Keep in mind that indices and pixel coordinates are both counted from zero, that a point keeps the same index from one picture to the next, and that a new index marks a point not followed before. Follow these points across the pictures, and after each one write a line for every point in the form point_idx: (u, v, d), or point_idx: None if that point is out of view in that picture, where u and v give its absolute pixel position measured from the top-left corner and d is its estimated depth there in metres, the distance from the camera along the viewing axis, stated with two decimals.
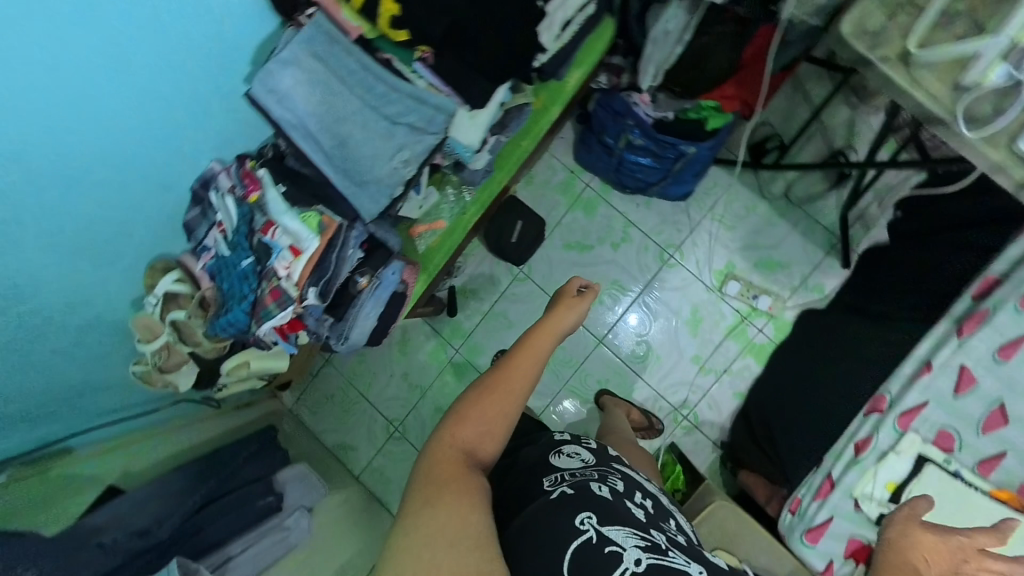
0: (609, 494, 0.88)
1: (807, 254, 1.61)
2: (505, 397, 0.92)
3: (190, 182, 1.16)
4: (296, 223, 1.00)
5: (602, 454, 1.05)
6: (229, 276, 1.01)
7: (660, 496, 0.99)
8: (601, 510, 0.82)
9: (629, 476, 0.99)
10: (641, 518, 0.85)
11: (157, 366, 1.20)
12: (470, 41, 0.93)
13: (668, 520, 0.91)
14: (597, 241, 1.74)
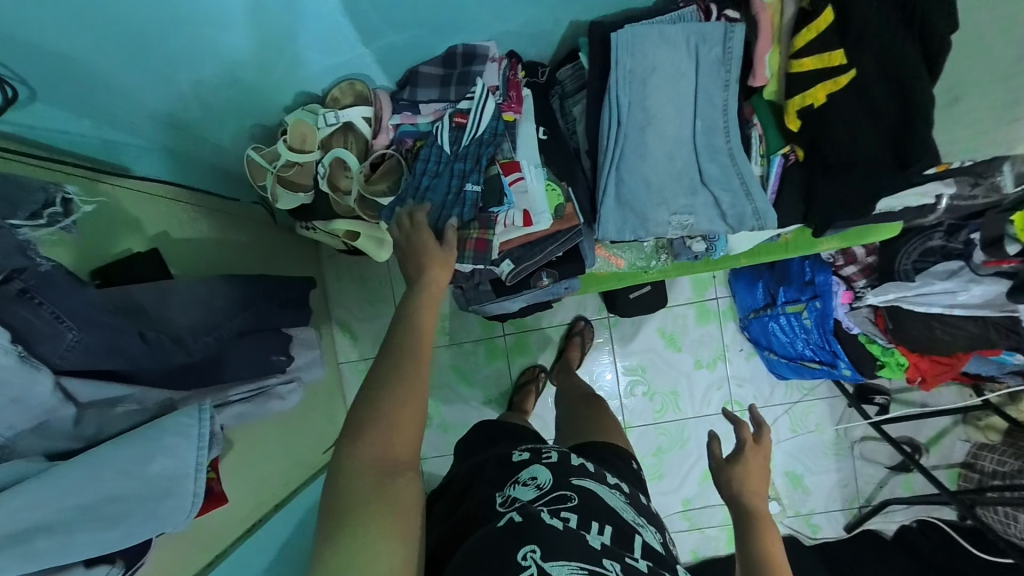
0: (557, 522, 0.68)
1: (829, 496, 1.71)
2: (411, 401, 0.64)
3: (454, 43, 0.95)
4: (539, 189, 0.88)
5: (563, 467, 0.83)
6: (438, 179, 0.88)
7: (623, 510, 0.78)
8: (550, 544, 0.63)
9: (587, 492, 0.77)
10: (592, 546, 0.66)
11: (277, 173, 1.08)
12: (843, 168, 0.76)
13: (629, 546, 0.70)
14: (689, 348, 1.76)
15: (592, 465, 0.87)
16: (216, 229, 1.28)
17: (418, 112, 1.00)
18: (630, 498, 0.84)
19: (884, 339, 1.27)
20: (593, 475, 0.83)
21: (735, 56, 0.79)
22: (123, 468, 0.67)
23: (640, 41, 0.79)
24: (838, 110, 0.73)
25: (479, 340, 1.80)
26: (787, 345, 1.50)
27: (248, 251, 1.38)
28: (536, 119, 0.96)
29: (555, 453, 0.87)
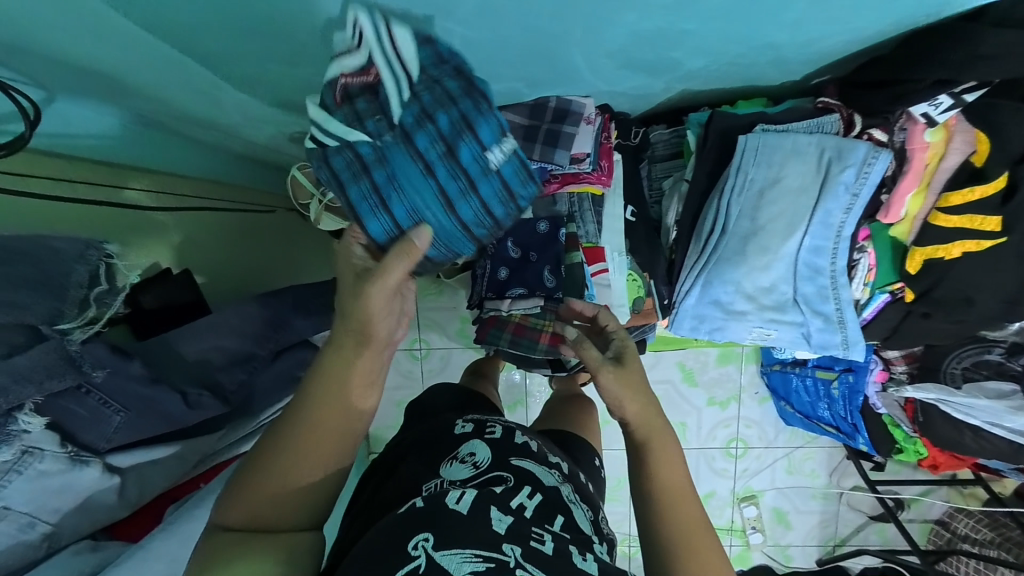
0: (465, 506, 0.55)
1: (808, 533, 1.77)
2: (303, 441, 0.52)
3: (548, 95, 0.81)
4: (622, 280, 0.85)
5: (503, 444, 0.69)
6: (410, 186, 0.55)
7: (559, 488, 0.64)
8: (446, 528, 0.52)
9: (526, 471, 0.64)
10: (494, 533, 0.53)
11: (322, 200, 0.94)
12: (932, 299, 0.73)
13: (548, 520, 0.57)
14: (705, 385, 1.69)
15: (537, 443, 0.73)
16: (237, 220, 1.12)
17: None
18: (569, 479, 0.70)
19: (909, 425, 1.29)
20: (535, 454, 0.69)
21: (871, 181, 0.70)
22: (175, 553, 0.65)
23: (771, 152, 0.73)
24: (963, 271, 0.68)
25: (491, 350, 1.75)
26: (809, 405, 1.47)
27: (276, 236, 1.25)
28: (625, 194, 0.88)
29: (499, 426, 0.74)
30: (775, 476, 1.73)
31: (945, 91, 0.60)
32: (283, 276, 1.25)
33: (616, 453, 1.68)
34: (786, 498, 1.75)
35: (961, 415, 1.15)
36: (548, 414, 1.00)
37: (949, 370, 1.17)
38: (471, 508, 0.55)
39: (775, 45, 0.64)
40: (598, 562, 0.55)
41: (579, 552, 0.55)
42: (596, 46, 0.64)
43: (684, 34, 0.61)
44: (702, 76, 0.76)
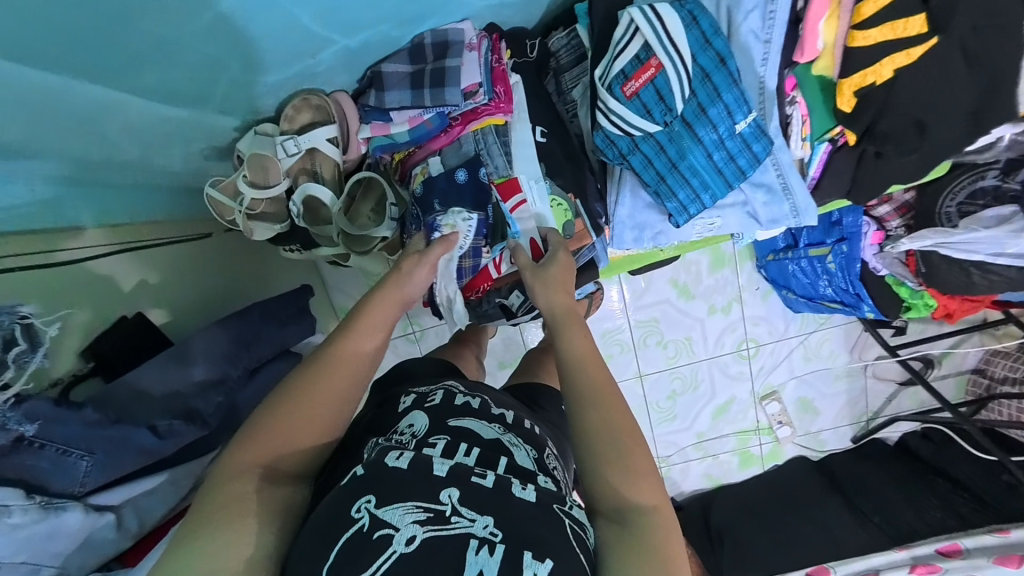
0: (405, 463, 0.53)
1: (839, 415, 1.72)
2: (322, 387, 0.59)
3: (421, 32, 0.78)
4: (543, 211, 0.79)
5: (444, 409, 0.65)
6: (699, 138, 0.66)
7: (500, 436, 0.62)
8: (388, 487, 0.51)
9: (464, 429, 0.61)
10: (433, 477, 0.52)
11: (247, 210, 0.91)
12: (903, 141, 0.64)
13: (492, 463, 0.56)
14: (703, 296, 1.63)
15: (479, 399, 0.69)
16: (188, 250, 1.09)
17: (391, 120, 0.83)
18: (514, 428, 0.67)
19: (914, 280, 1.22)
20: (476, 410, 0.66)
21: (780, 19, 0.63)
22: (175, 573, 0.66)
23: (679, 5, 0.64)
24: (907, 89, 0.60)
25: None
26: (808, 286, 1.40)
27: (240, 256, 1.23)
28: (532, 114, 0.81)
29: (441, 391, 0.69)
30: (793, 365, 1.68)
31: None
32: (252, 298, 1.22)
33: (627, 382, 1.67)
34: (813, 386, 1.69)
35: (969, 255, 1.07)
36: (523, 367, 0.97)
37: (944, 209, 1.10)
38: (411, 463, 0.53)
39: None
40: (538, 490, 0.53)
41: (519, 483, 0.54)
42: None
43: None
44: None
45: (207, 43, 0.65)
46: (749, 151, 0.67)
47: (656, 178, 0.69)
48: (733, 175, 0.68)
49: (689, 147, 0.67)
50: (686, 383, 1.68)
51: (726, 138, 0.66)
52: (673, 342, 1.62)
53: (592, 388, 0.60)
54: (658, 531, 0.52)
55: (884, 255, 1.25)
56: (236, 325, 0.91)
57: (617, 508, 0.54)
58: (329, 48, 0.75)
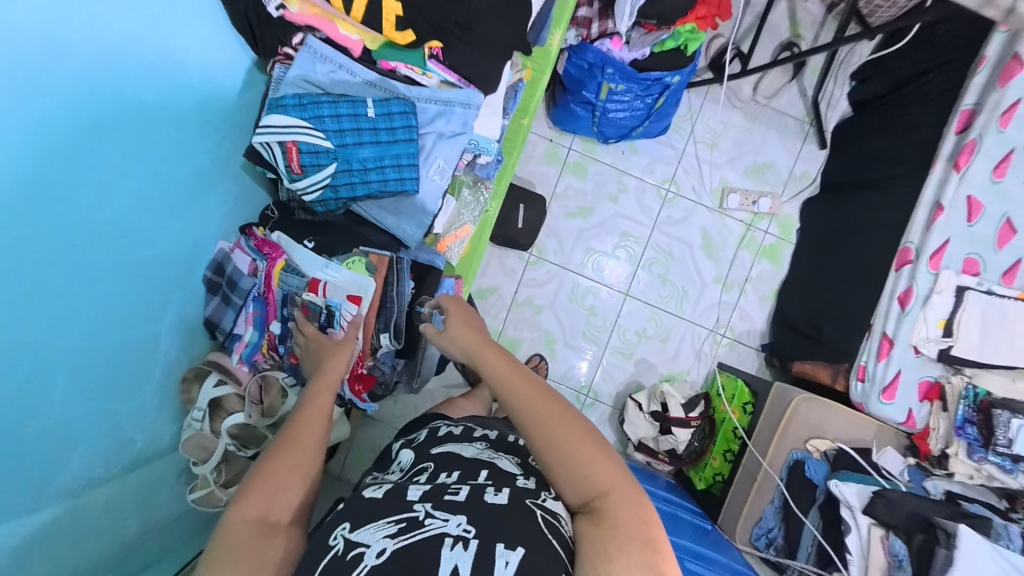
0: (380, 494, 0.63)
1: (787, 149, 1.75)
2: (301, 442, 0.68)
3: (203, 273, 0.95)
4: (344, 275, 0.92)
5: (429, 444, 0.81)
6: (363, 144, 0.83)
7: (479, 452, 0.74)
8: (363, 514, 0.60)
9: (446, 454, 0.74)
10: (407, 499, 0.61)
11: (218, 480, 0.99)
12: (457, 11, 0.80)
13: (471, 476, 0.66)
14: (599, 199, 1.77)
15: (459, 429, 0.85)
16: None
17: (241, 334, 1.01)
18: (495, 443, 0.81)
19: (666, 31, 1.32)
20: (457, 440, 0.80)
21: (329, 53, 0.84)
22: None
23: (269, 108, 0.81)
24: None
25: None
26: (634, 113, 1.51)
27: None
28: (298, 238, 0.97)
29: (424, 431, 0.87)
30: (708, 160, 1.76)
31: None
32: None
33: (624, 306, 1.76)
34: (739, 158, 1.75)
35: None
36: None
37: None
38: (385, 494, 0.63)
39: (135, 63, 0.72)
40: (508, 492, 0.62)
41: (493, 489, 0.63)
42: (127, 213, 0.76)
43: (91, 150, 0.68)
44: (208, 122, 0.86)
45: (112, 432, 0.81)
46: (394, 115, 0.84)
47: (369, 191, 0.85)
48: (405, 136, 0.85)
49: (362, 152, 0.83)
50: (662, 257, 1.77)
51: (373, 131, 0.83)
52: (617, 250, 1.76)
53: (527, 403, 0.68)
54: (617, 514, 0.60)
55: (633, 44, 1.36)
56: None
57: (581, 499, 0.62)
58: (173, 346, 0.93)
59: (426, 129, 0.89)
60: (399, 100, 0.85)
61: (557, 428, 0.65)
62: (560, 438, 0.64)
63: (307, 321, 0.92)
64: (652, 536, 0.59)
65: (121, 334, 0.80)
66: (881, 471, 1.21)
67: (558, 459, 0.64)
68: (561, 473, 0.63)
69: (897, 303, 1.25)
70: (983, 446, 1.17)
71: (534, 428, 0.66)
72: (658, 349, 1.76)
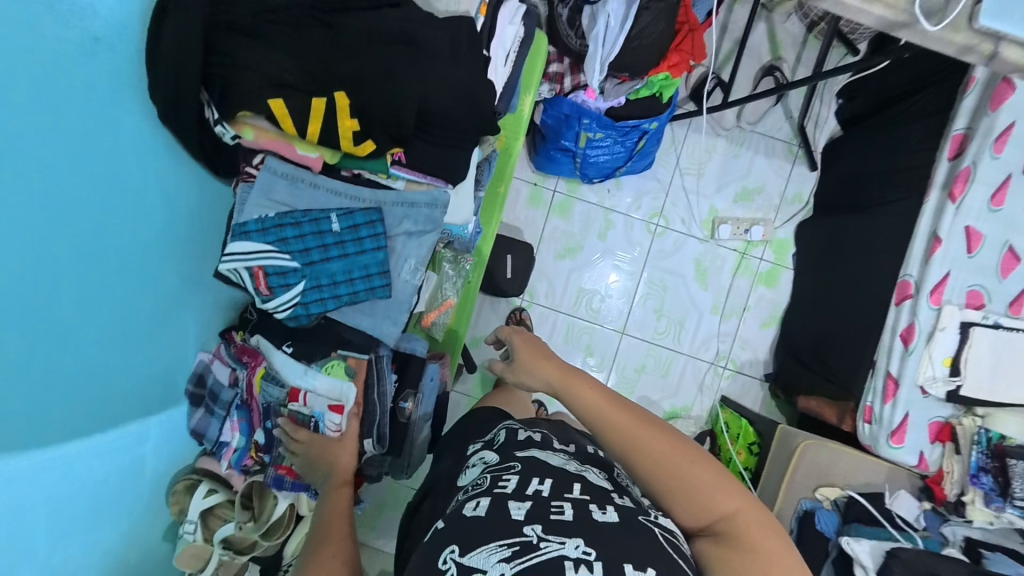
0: (483, 509, 0.60)
1: (776, 171, 1.70)
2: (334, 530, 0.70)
3: (184, 386, 0.95)
4: (324, 381, 0.92)
5: (510, 445, 0.76)
6: (330, 259, 0.82)
7: (566, 463, 0.70)
8: (471, 536, 0.57)
9: (533, 460, 0.69)
10: (514, 519, 0.58)
11: None
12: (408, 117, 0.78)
13: (566, 489, 0.63)
14: (586, 236, 1.74)
15: (539, 434, 0.79)
16: None
17: (228, 442, 1.00)
18: (578, 454, 0.77)
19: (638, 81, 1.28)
20: (540, 445, 0.75)
21: (289, 170, 0.82)
22: None
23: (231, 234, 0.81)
24: (366, 109, 0.76)
25: None
26: (613, 156, 1.48)
27: None
28: (276, 340, 0.95)
29: (502, 432, 0.82)
30: (696, 189, 1.71)
31: (206, 123, 0.77)
32: None
33: (621, 344, 1.73)
34: (728, 185, 1.71)
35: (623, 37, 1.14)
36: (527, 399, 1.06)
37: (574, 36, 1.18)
38: (488, 509, 0.60)
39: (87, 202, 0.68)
40: (616, 510, 0.61)
41: (597, 507, 0.61)
42: (94, 354, 0.73)
43: (43, 310, 0.64)
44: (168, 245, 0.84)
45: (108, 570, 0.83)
46: (360, 227, 0.84)
47: (340, 302, 0.84)
48: (372, 244, 0.84)
49: (330, 268, 0.83)
50: (656, 290, 1.74)
51: (339, 245, 0.82)
52: (610, 288, 1.74)
53: (636, 434, 0.67)
54: (749, 537, 0.62)
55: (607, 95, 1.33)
56: None
57: (707, 521, 0.65)
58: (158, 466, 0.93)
59: (394, 233, 0.88)
60: (364, 211, 0.85)
61: (674, 453, 0.66)
62: (678, 461, 0.66)
63: (295, 430, 0.92)
64: (784, 551, 0.62)
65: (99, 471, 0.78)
66: (895, 520, 1.18)
67: (679, 481, 0.65)
68: (684, 494, 0.65)
69: (900, 341, 1.20)
70: (1001, 497, 1.12)
71: (650, 453, 0.66)
72: (659, 385, 1.73)
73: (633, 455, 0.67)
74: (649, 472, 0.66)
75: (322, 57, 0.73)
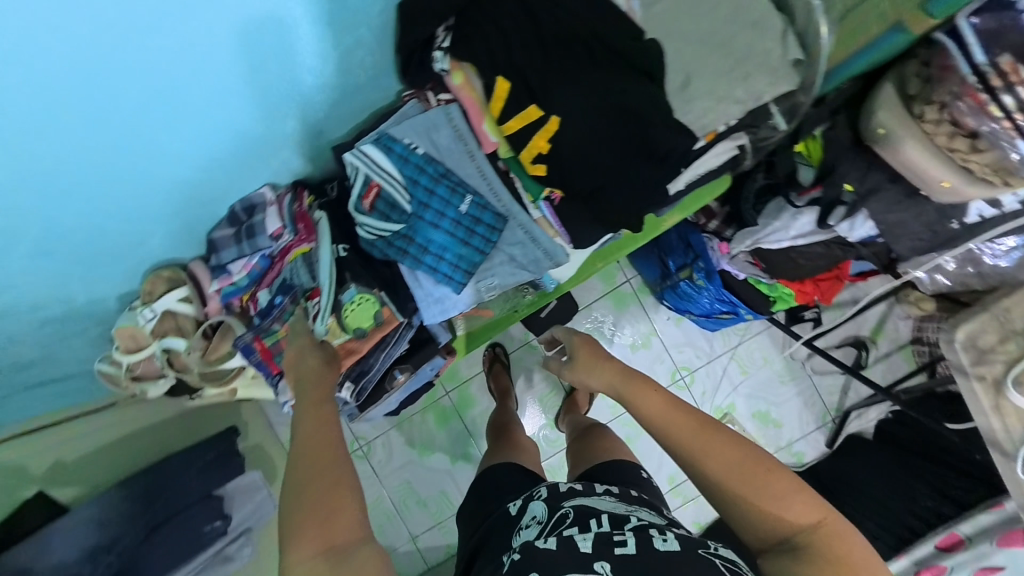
0: (553, 544, 0.67)
1: (803, 420, 1.63)
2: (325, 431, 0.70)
3: (233, 203, 0.99)
4: (348, 305, 0.89)
5: (555, 496, 0.82)
6: (438, 228, 0.83)
7: (615, 505, 0.77)
8: (546, 563, 0.64)
9: (583, 505, 0.76)
10: (583, 552, 0.64)
11: (130, 373, 1.04)
12: (585, 180, 0.80)
13: (623, 526, 0.70)
14: (620, 335, 1.66)
15: (580, 484, 0.85)
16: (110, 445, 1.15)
17: (230, 272, 1.00)
18: (621, 496, 0.84)
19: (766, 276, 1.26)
20: (587, 492, 0.82)
21: (464, 131, 0.84)
22: None
23: (377, 142, 0.83)
24: (564, 146, 0.77)
25: (422, 409, 1.59)
26: (699, 304, 1.45)
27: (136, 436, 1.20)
28: (332, 237, 0.95)
29: (545, 486, 0.86)
30: (735, 377, 1.64)
31: (431, 44, 0.78)
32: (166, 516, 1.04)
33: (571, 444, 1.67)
34: (763, 398, 1.64)
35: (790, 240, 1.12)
36: (580, 454, 1.10)
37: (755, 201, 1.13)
38: (556, 543, 0.67)
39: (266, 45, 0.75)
40: (675, 538, 0.67)
41: (656, 532, 0.68)
42: (161, 130, 0.79)
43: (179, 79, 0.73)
44: (289, 92, 0.85)
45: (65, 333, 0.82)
46: (480, 224, 0.84)
47: (414, 262, 0.84)
48: (480, 243, 0.85)
49: (431, 235, 0.83)
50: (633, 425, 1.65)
51: (456, 225, 0.83)
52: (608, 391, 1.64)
53: (698, 445, 0.72)
54: (825, 547, 0.64)
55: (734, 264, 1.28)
56: (141, 485, 1.05)
57: (776, 538, 0.66)
58: None
59: (499, 250, 0.87)
60: (493, 215, 0.85)
61: (744, 463, 0.70)
62: (756, 462, 0.69)
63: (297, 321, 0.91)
64: (865, 558, 0.64)
65: (86, 208, 0.83)
66: None
67: (760, 489, 0.68)
68: (764, 501, 0.67)
69: None
70: None
71: (715, 455, 0.71)
72: None
73: (707, 463, 0.70)
74: (731, 475, 0.69)
75: (565, 76, 0.74)
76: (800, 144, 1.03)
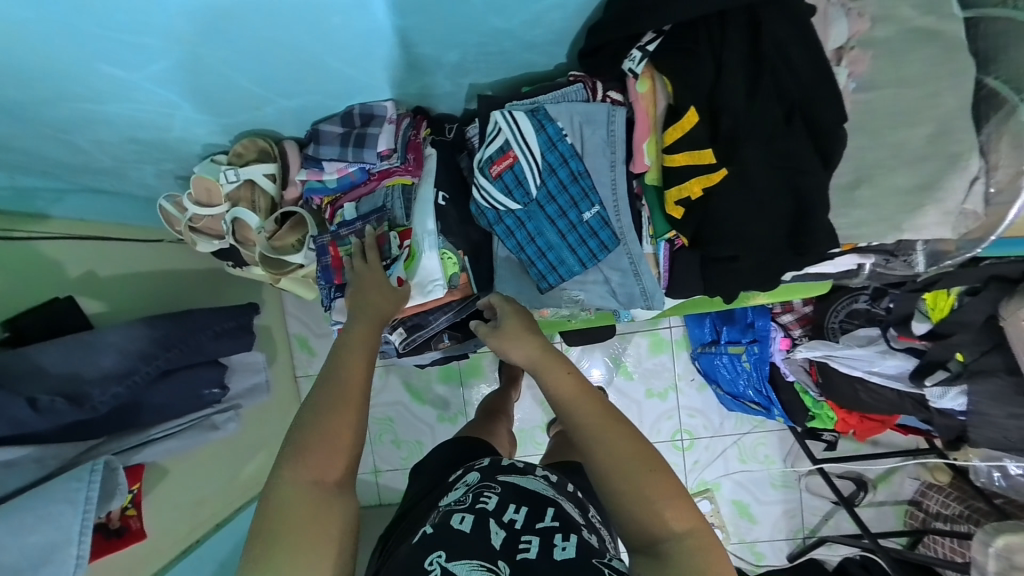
0: (468, 526, 0.61)
1: (775, 527, 1.63)
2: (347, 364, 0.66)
3: (354, 104, 0.93)
4: (433, 257, 0.89)
5: (492, 470, 0.75)
6: (553, 225, 0.81)
7: (544, 488, 0.70)
8: (456, 546, 0.59)
9: (512, 484, 0.69)
10: (490, 548, 0.59)
11: (191, 222, 1.04)
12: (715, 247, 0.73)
13: (538, 520, 0.62)
14: (641, 376, 1.63)
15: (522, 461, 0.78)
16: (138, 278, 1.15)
17: (322, 169, 0.96)
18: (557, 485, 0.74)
19: (816, 390, 1.22)
20: (523, 469, 0.74)
21: (620, 139, 0.79)
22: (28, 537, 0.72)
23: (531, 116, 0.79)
24: (718, 202, 0.70)
25: None
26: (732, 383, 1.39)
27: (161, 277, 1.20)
28: (437, 180, 0.93)
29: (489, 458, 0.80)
30: (729, 461, 1.63)
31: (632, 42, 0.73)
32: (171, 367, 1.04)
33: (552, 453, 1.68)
34: (746, 492, 1.63)
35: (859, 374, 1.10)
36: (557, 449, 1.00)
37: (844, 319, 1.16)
38: (467, 528, 0.61)
39: None
40: (576, 544, 0.59)
41: (560, 536, 0.60)
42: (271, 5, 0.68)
43: None
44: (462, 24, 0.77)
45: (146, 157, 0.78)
46: (595, 238, 0.81)
47: (517, 247, 0.83)
48: (585, 255, 0.82)
49: (543, 227, 0.81)
50: None
51: (572, 230, 0.81)
52: None
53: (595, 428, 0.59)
54: (694, 561, 0.52)
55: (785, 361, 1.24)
56: (163, 329, 1.03)
57: (648, 538, 0.55)
58: None
59: (598, 269, 0.85)
60: (611, 234, 0.81)
61: (636, 464, 0.57)
62: (656, 467, 0.57)
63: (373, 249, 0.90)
64: None
65: (179, 57, 0.75)
66: None
67: (651, 496, 0.56)
68: (650, 509, 0.55)
69: None
70: None
71: (619, 459, 0.58)
72: None
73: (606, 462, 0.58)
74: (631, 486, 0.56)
75: (754, 127, 0.67)
76: (929, 295, 1.00)
